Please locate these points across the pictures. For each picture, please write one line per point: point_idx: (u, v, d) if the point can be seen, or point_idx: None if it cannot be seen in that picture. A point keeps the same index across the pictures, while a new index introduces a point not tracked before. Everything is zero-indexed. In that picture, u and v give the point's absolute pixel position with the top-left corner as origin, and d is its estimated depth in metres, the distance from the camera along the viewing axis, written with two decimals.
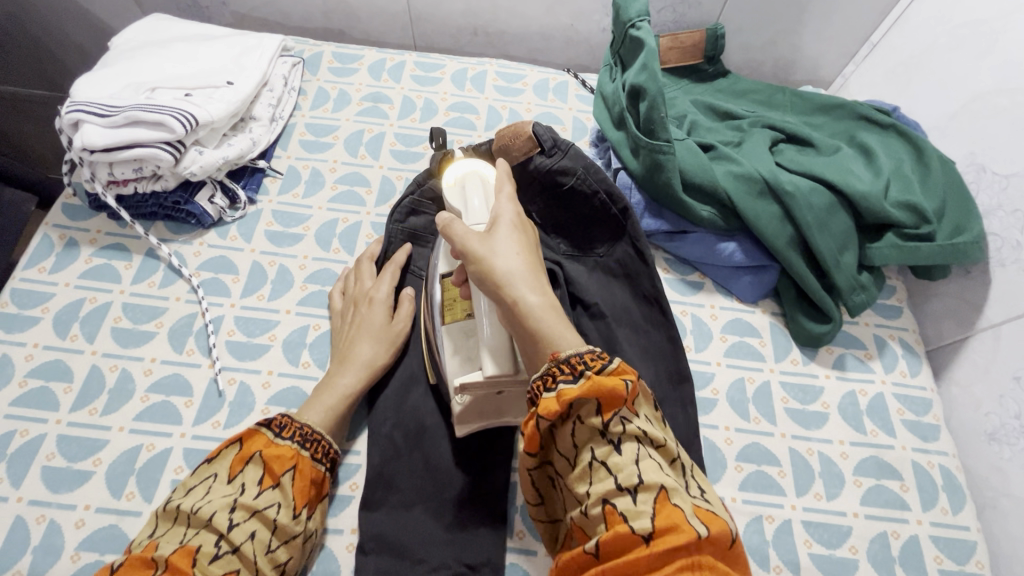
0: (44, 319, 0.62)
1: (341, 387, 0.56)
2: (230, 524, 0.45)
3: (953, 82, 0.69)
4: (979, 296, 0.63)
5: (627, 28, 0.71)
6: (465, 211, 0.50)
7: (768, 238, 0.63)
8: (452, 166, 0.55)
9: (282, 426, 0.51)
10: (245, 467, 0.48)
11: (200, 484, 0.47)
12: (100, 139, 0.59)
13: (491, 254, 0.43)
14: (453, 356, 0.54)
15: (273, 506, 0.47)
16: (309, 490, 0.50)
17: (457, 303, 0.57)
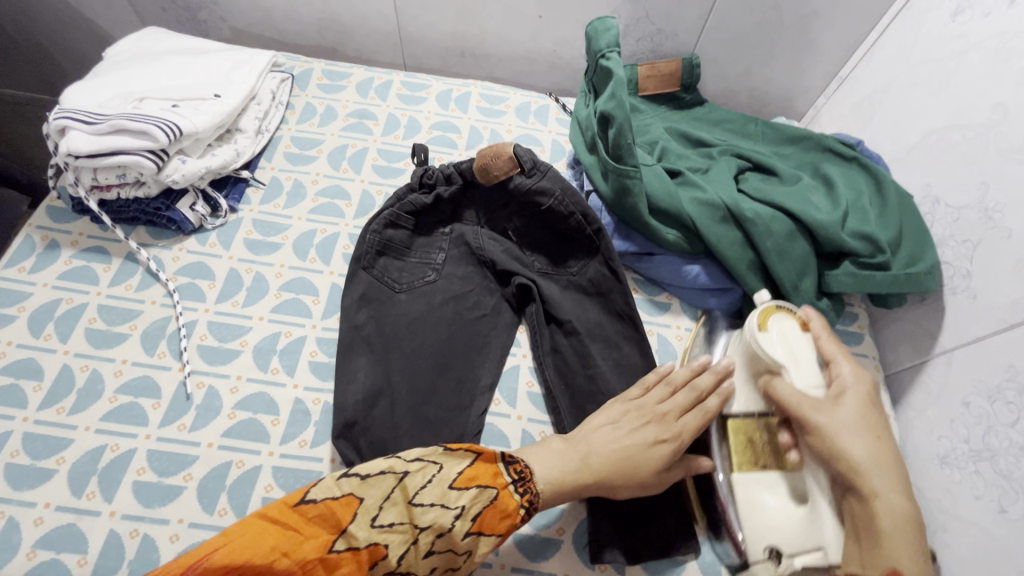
0: (19, 318, 0.63)
1: (576, 456, 0.54)
2: (423, 540, 0.49)
3: (912, 116, 0.72)
4: (934, 324, 0.65)
5: (598, 57, 0.74)
6: (786, 363, 0.53)
7: (729, 262, 0.65)
8: (767, 309, 0.57)
9: (513, 469, 0.53)
10: (467, 491, 0.50)
11: (428, 463, 0.51)
12: (84, 145, 0.61)
13: (841, 438, 0.46)
14: (750, 516, 0.52)
15: (463, 547, 0.50)
16: (497, 519, 0.51)
17: (749, 448, 0.55)
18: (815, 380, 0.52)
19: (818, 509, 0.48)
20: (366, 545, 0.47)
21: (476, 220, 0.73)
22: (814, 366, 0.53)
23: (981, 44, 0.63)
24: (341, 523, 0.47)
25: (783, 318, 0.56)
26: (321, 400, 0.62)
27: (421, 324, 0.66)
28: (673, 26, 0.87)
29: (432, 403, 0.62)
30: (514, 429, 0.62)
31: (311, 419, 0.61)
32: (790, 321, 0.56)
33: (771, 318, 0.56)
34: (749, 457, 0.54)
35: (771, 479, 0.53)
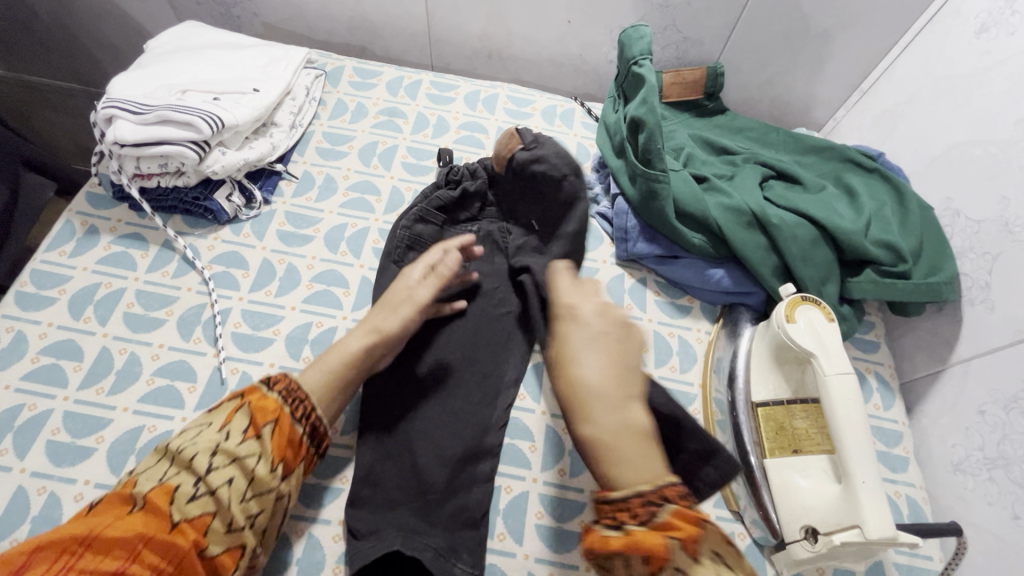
0: (60, 300, 0.65)
1: (333, 359, 0.57)
2: (208, 467, 0.47)
3: (934, 130, 0.73)
4: (951, 334, 0.66)
5: (631, 64, 0.75)
6: (821, 350, 0.55)
7: (754, 266, 0.66)
8: (796, 295, 0.60)
9: (278, 387, 0.54)
10: (233, 416, 0.51)
11: (201, 423, 0.51)
12: (131, 134, 0.63)
13: (830, 401, 0.53)
14: (785, 498, 0.56)
15: (252, 456, 0.49)
16: (288, 449, 0.52)
17: (780, 434, 0.59)
18: (846, 366, 0.54)
19: (853, 489, 0.51)
20: (147, 499, 0.45)
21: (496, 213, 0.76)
22: (842, 351, 0.55)
23: (1005, 62, 0.64)
24: (125, 491, 0.45)
25: (810, 309, 0.58)
26: (351, 388, 0.64)
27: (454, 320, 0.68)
28: (699, 35, 0.88)
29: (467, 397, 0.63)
30: (538, 423, 0.63)
31: (341, 408, 0.62)
32: (816, 311, 0.58)
33: (798, 309, 0.58)
34: (780, 442, 0.59)
35: (802, 462, 0.57)
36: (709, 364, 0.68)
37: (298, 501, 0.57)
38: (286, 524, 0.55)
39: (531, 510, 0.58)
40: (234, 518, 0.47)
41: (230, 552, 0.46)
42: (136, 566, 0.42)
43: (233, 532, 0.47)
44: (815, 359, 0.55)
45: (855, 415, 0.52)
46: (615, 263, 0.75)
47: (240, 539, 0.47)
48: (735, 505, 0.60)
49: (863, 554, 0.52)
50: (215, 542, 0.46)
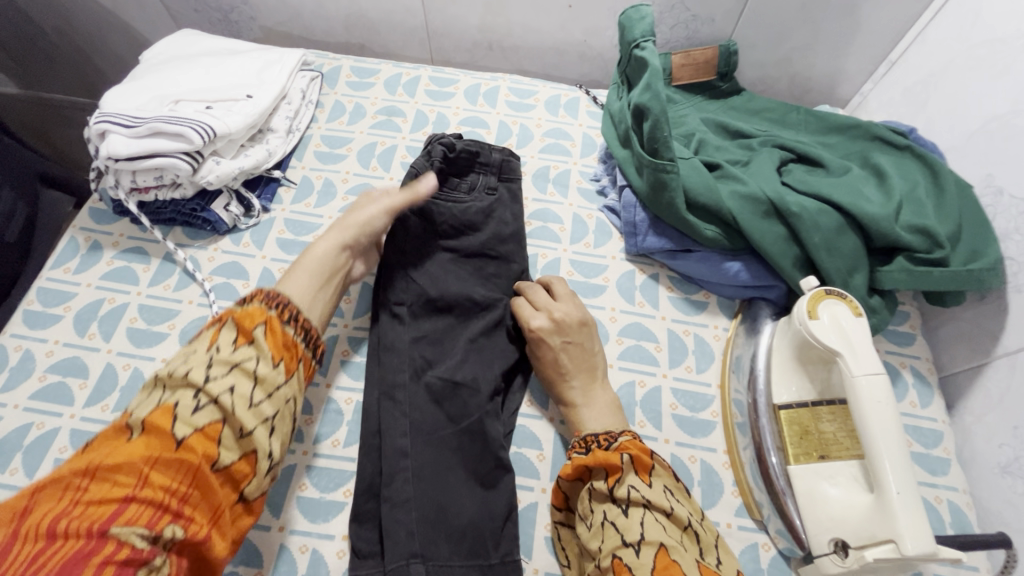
0: (65, 317, 0.65)
1: (311, 266, 0.59)
2: (207, 377, 0.46)
3: (972, 100, 0.67)
4: (996, 324, 0.61)
5: (632, 48, 0.71)
6: (848, 351, 0.51)
7: (773, 258, 0.62)
8: (816, 289, 0.55)
9: (270, 299, 0.52)
10: (218, 330, 0.49)
11: (187, 348, 0.49)
12: (124, 148, 0.62)
13: (858, 404, 0.49)
14: (815, 509, 0.52)
15: (251, 359, 0.48)
16: (287, 348, 0.51)
17: (806, 440, 0.55)
18: (878, 366, 0.49)
19: (887, 501, 0.46)
20: (147, 423, 0.43)
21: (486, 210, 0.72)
22: (872, 348, 0.51)
23: None
24: (121, 422, 0.44)
25: (836, 305, 0.54)
26: (353, 399, 0.62)
27: (443, 342, 0.62)
28: (709, 12, 0.83)
29: (477, 416, 0.58)
30: (547, 430, 0.61)
31: (344, 419, 0.61)
32: (842, 306, 0.54)
33: (822, 304, 0.54)
34: (806, 448, 0.55)
35: (831, 470, 0.53)
36: (727, 363, 0.65)
37: (301, 516, 0.56)
38: (290, 538, 0.54)
39: (541, 522, 0.56)
40: (245, 423, 0.46)
41: (245, 458, 0.47)
42: (147, 488, 0.41)
43: (244, 438, 0.46)
44: (840, 359, 0.51)
45: (889, 420, 0.47)
46: (625, 259, 0.72)
47: (251, 445, 0.47)
48: (758, 513, 0.56)
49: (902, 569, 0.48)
50: (229, 448, 0.46)
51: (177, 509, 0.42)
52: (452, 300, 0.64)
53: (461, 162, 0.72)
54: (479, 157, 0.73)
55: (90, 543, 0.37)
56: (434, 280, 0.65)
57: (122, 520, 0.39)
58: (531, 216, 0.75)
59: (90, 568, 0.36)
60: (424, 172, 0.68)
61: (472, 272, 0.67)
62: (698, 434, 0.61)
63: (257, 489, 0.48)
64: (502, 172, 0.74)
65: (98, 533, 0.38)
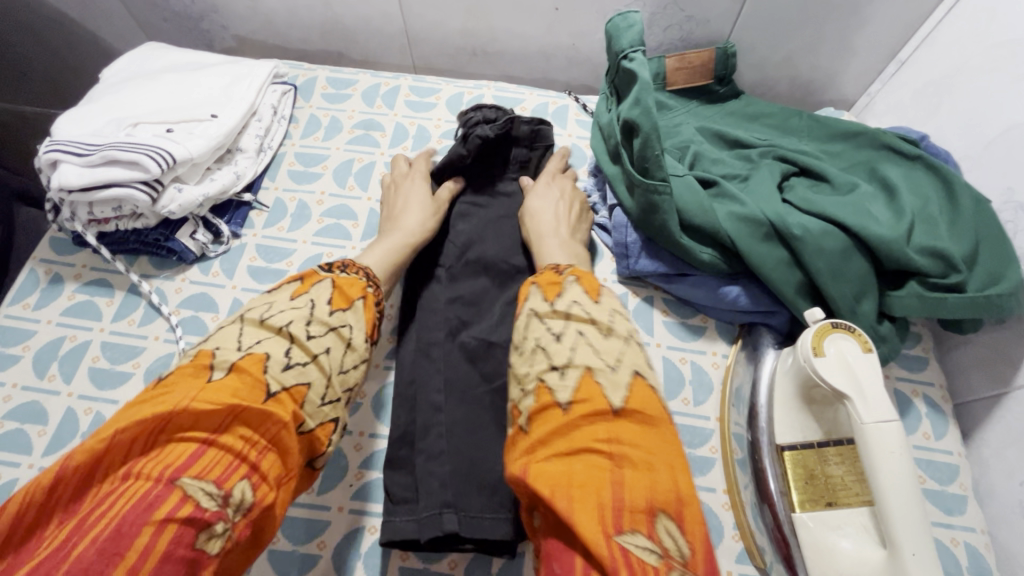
0: (24, 358, 0.62)
1: (393, 243, 0.61)
2: (307, 334, 0.45)
3: (990, 106, 0.62)
4: (1016, 351, 0.56)
5: (620, 58, 0.66)
6: (858, 394, 0.46)
7: (775, 284, 0.57)
8: (823, 321, 0.51)
9: (351, 268, 0.54)
10: (312, 288, 0.48)
11: (271, 298, 0.47)
12: (77, 179, 0.58)
13: (868, 455, 0.44)
14: (821, 562, 0.48)
15: (345, 325, 0.48)
16: (375, 324, 0.52)
17: (812, 485, 0.51)
18: (891, 411, 0.45)
19: (901, 561, 0.43)
20: (235, 364, 0.40)
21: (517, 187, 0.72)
22: (885, 390, 0.47)
23: None
24: (203, 361, 0.40)
25: (844, 339, 0.49)
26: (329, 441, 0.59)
27: (479, 304, 0.63)
28: (705, 12, 0.77)
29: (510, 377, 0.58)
30: None
31: None
32: (850, 340, 0.49)
33: (827, 339, 0.49)
34: (812, 494, 0.51)
35: (839, 520, 0.49)
36: (727, 394, 0.60)
37: (272, 572, 0.52)
38: None
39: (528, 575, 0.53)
40: (332, 388, 0.45)
41: (323, 427, 0.44)
42: (228, 434, 0.37)
43: (328, 405, 0.44)
44: (850, 403, 0.47)
45: (902, 473, 0.43)
46: (617, 281, 0.68)
47: (333, 414, 0.45)
48: (761, 560, 0.53)
49: None
50: (312, 413, 0.43)
51: (255, 461, 0.38)
52: (489, 265, 0.65)
53: (496, 142, 0.70)
54: (513, 133, 0.71)
55: (158, 488, 0.33)
56: (475, 246, 0.67)
57: (194, 472, 0.35)
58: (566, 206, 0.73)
59: (153, 523, 0.32)
60: (460, 160, 0.69)
61: (513, 235, 0.68)
62: (696, 473, 0.57)
63: (325, 460, 0.46)
64: (534, 142, 0.73)
65: (167, 478, 0.34)
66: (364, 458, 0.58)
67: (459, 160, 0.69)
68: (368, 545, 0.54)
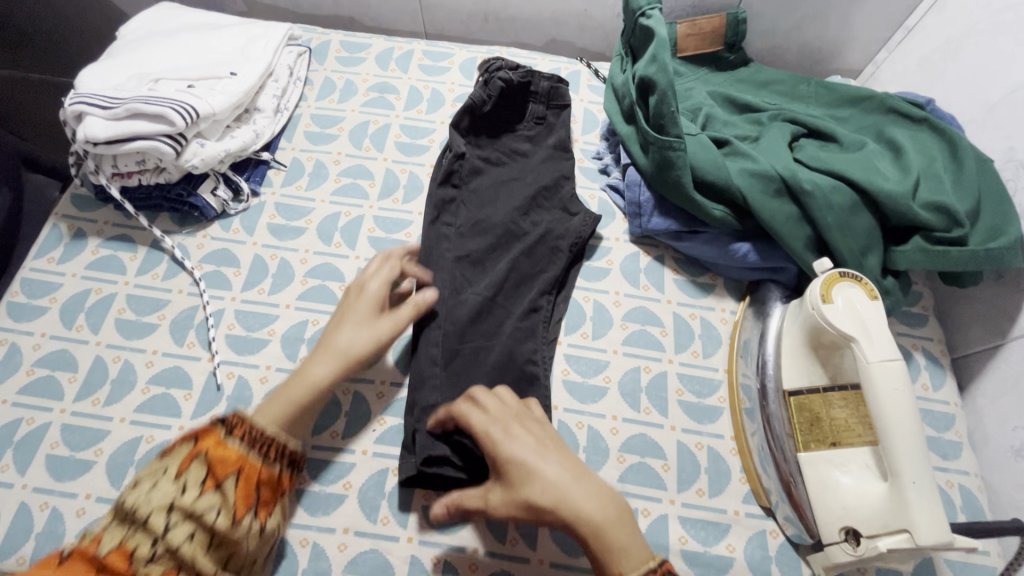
0: (51, 309, 0.63)
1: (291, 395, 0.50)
2: (167, 527, 0.39)
3: (994, 69, 0.63)
4: (1013, 304, 0.59)
5: (637, 16, 0.68)
6: (863, 336, 0.49)
7: (784, 239, 0.59)
8: (832, 272, 0.53)
9: (234, 429, 0.45)
10: (190, 467, 0.42)
11: (147, 476, 0.41)
12: (103, 130, 0.59)
13: (873, 392, 0.47)
14: (824, 497, 0.51)
15: (213, 508, 0.41)
16: (261, 498, 0.45)
17: (815, 426, 0.54)
18: (895, 353, 0.48)
19: (901, 490, 0.45)
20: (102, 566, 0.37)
21: (530, 140, 0.73)
22: (890, 335, 0.49)
23: None
24: (77, 555, 0.37)
25: (851, 288, 0.52)
26: (352, 389, 0.61)
27: (485, 263, 0.65)
28: None
29: (510, 335, 0.61)
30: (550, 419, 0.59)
31: (342, 409, 0.59)
32: (857, 289, 0.52)
33: (835, 287, 0.52)
34: (816, 434, 0.53)
35: (841, 457, 0.52)
36: (735, 346, 0.63)
37: (300, 509, 0.54)
38: (291, 532, 0.53)
39: None
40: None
41: None
42: None
43: None
44: (856, 346, 0.49)
45: (905, 409, 0.46)
46: (629, 241, 0.70)
47: None
48: (765, 500, 0.56)
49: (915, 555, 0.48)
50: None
51: None
52: (496, 224, 0.67)
53: (515, 91, 0.72)
54: (531, 86, 0.73)
55: None
56: (482, 207, 0.68)
57: None
58: (579, 171, 0.74)
59: None
60: (480, 103, 0.70)
61: (523, 194, 0.69)
62: (705, 420, 0.60)
63: None
64: (551, 99, 0.74)
65: None
66: (386, 406, 0.60)
67: (479, 105, 0.70)
68: (392, 485, 0.56)
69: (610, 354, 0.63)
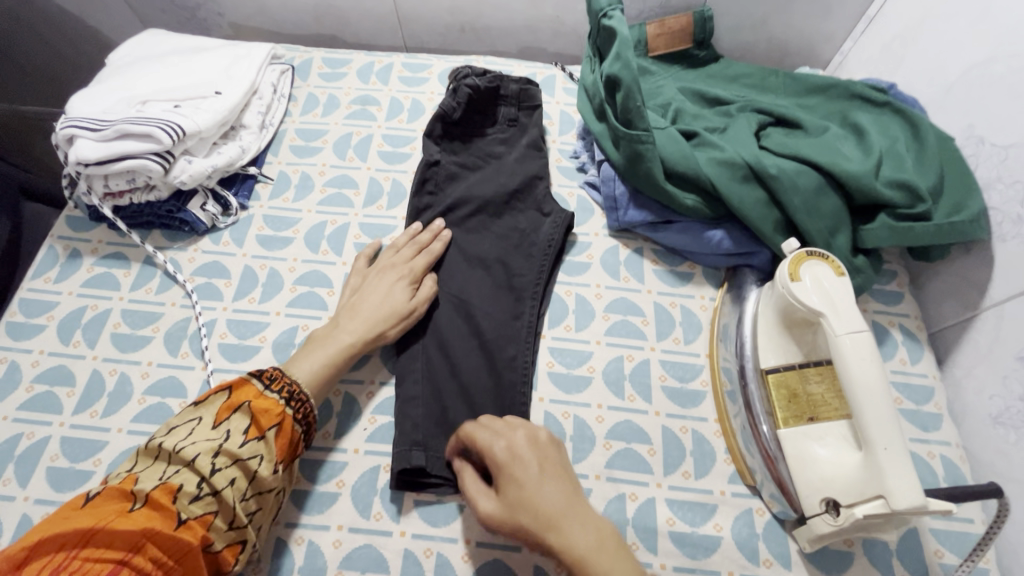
0: (49, 327, 0.65)
1: (327, 350, 0.57)
2: (211, 468, 0.46)
3: (950, 50, 0.66)
4: (982, 275, 0.60)
5: (600, 18, 0.70)
6: (830, 311, 0.50)
7: (754, 223, 0.61)
8: (797, 252, 0.55)
9: (269, 378, 0.53)
10: (231, 415, 0.49)
11: (184, 424, 0.49)
12: (92, 152, 0.62)
13: (843, 363, 0.48)
14: (805, 470, 0.52)
15: (255, 457, 0.48)
16: (288, 449, 0.52)
17: (793, 402, 0.55)
18: (862, 324, 0.49)
19: (874, 457, 0.46)
20: (150, 495, 0.43)
21: (503, 144, 0.75)
22: (857, 308, 0.50)
23: None
24: (124, 487, 0.44)
25: (817, 265, 0.53)
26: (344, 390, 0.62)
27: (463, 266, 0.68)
28: None
29: (489, 335, 0.63)
30: (536, 412, 0.61)
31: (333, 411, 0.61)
32: (824, 266, 0.53)
33: (803, 265, 0.53)
34: (795, 411, 0.55)
35: (819, 431, 0.53)
36: (715, 332, 0.65)
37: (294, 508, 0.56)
38: (287, 532, 0.55)
39: None
40: (236, 516, 0.47)
41: (232, 547, 0.47)
42: (140, 557, 0.40)
43: (234, 528, 0.47)
44: (824, 320, 0.51)
45: (873, 378, 0.47)
46: (608, 235, 0.71)
47: (240, 534, 0.48)
48: (750, 478, 0.57)
49: (896, 523, 0.48)
50: (218, 538, 0.46)
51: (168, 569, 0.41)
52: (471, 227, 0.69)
53: (485, 97, 0.75)
54: (500, 90, 0.75)
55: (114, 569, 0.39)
56: (459, 212, 0.70)
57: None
58: (557, 170, 0.76)
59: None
60: (451, 111, 0.73)
61: (497, 196, 0.71)
62: (689, 404, 0.61)
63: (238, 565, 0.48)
64: (521, 102, 0.76)
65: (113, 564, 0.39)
66: (376, 404, 0.61)
67: (449, 113, 0.73)
68: (384, 481, 0.57)
69: (593, 345, 0.64)
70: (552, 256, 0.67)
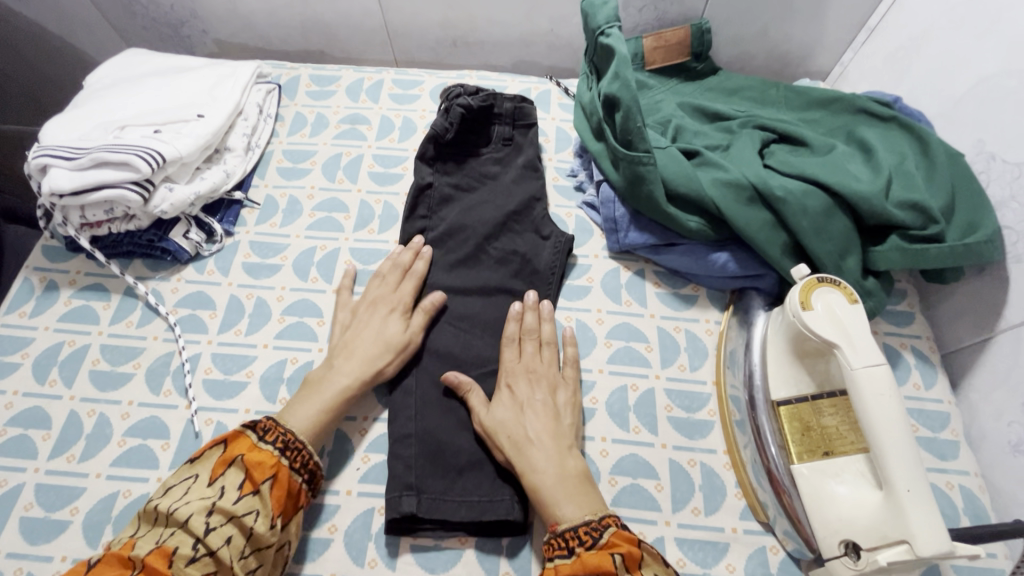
0: (23, 365, 0.62)
1: (322, 394, 0.55)
2: (206, 527, 0.44)
3: (957, 63, 0.64)
4: (997, 297, 0.58)
5: (597, 35, 0.68)
6: (845, 342, 0.48)
7: (760, 246, 0.59)
8: (807, 279, 0.52)
9: (261, 429, 0.51)
10: (226, 470, 0.48)
11: (182, 482, 0.48)
12: (67, 182, 0.59)
13: (859, 398, 0.46)
14: (821, 509, 0.49)
15: (251, 513, 0.46)
16: (287, 501, 0.49)
17: (806, 435, 0.53)
18: (879, 357, 0.47)
19: (895, 498, 0.44)
20: (144, 560, 0.42)
21: (498, 163, 0.73)
22: (873, 339, 0.48)
23: None
24: (122, 554, 0.43)
25: (829, 293, 0.51)
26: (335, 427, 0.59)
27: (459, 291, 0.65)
28: None
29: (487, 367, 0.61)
30: None
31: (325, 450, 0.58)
32: (836, 293, 0.51)
33: (814, 294, 0.51)
34: (809, 444, 0.52)
35: (835, 467, 0.51)
36: (722, 358, 0.62)
37: None
38: None
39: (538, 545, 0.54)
40: None
41: None
42: None
43: None
44: (839, 351, 0.48)
45: (893, 415, 0.45)
46: (609, 256, 0.69)
47: None
48: (763, 515, 0.54)
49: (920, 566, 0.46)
50: None
51: None
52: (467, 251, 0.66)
53: (479, 115, 0.72)
54: (494, 109, 0.73)
55: None
56: (453, 236, 0.68)
57: None
58: (554, 189, 0.74)
59: None
60: (443, 131, 0.70)
61: (493, 219, 0.68)
62: (696, 436, 0.59)
63: None
64: (517, 120, 0.74)
65: None
66: (370, 442, 0.58)
67: (442, 133, 0.70)
68: (379, 525, 0.54)
69: (596, 374, 0.62)
70: (556, 282, 0.65)
